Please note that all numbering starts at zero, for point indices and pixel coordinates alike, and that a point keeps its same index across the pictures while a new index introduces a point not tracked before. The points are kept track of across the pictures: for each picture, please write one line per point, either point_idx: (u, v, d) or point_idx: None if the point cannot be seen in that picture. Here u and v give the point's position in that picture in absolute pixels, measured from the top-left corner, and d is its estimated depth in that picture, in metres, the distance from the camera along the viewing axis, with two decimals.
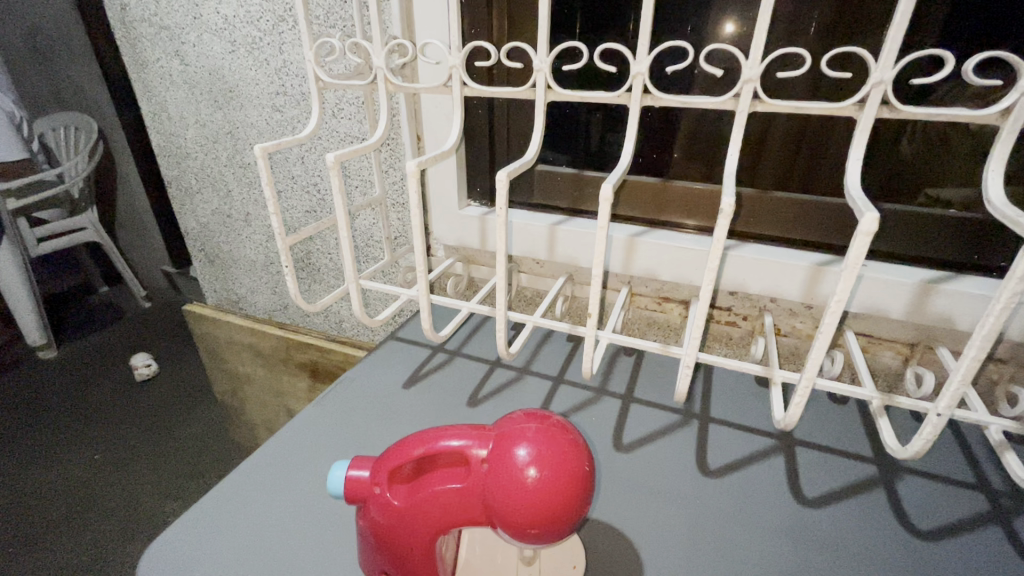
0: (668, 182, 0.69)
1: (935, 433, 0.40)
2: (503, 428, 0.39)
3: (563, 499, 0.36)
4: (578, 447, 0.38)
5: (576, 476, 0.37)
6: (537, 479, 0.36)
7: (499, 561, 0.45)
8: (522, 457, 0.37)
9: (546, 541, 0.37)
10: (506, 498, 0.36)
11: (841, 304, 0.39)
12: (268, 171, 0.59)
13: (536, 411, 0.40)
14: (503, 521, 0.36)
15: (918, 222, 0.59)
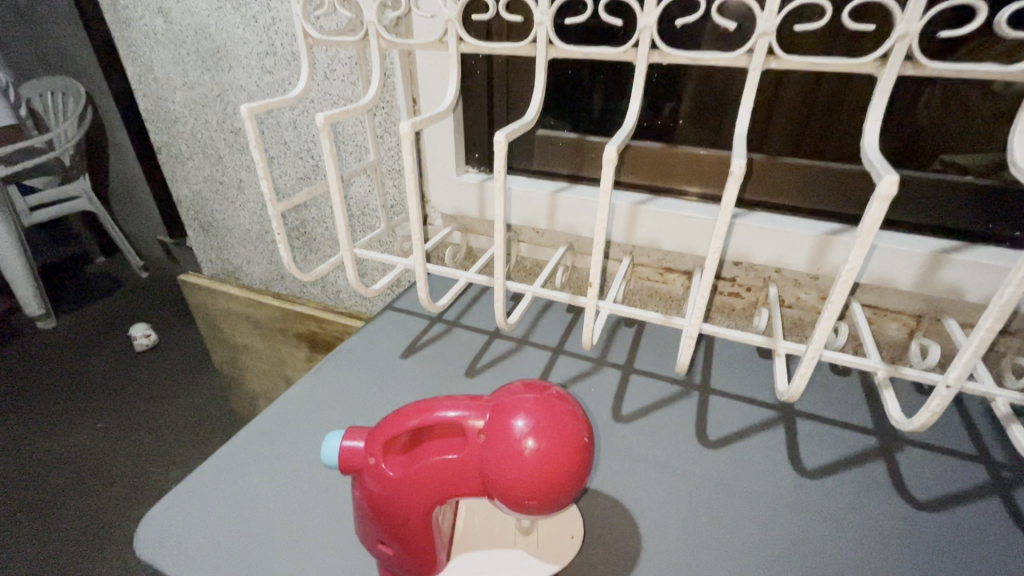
0: (673, 148, 0.67)
1: (943, 406, 0.39)
2: (500, 398, 0.39)
3: (562, 469, 0.35)
4: (577, 417, 0.37)
5: (575, 446, 0.36)
6: (535, 450, 0.35)
7: (497, 530, 0.46)
8: (520, 428, 0.36)
9: (545, 511, 0.37)
10: (504, 469, 0.35)
11: (853, 274, 0.38)
12: (256, 133, 0.56)
13: (534, 381, 0.39)
14: (501, 491, 0.36)
15: (933, 189, 0.57)
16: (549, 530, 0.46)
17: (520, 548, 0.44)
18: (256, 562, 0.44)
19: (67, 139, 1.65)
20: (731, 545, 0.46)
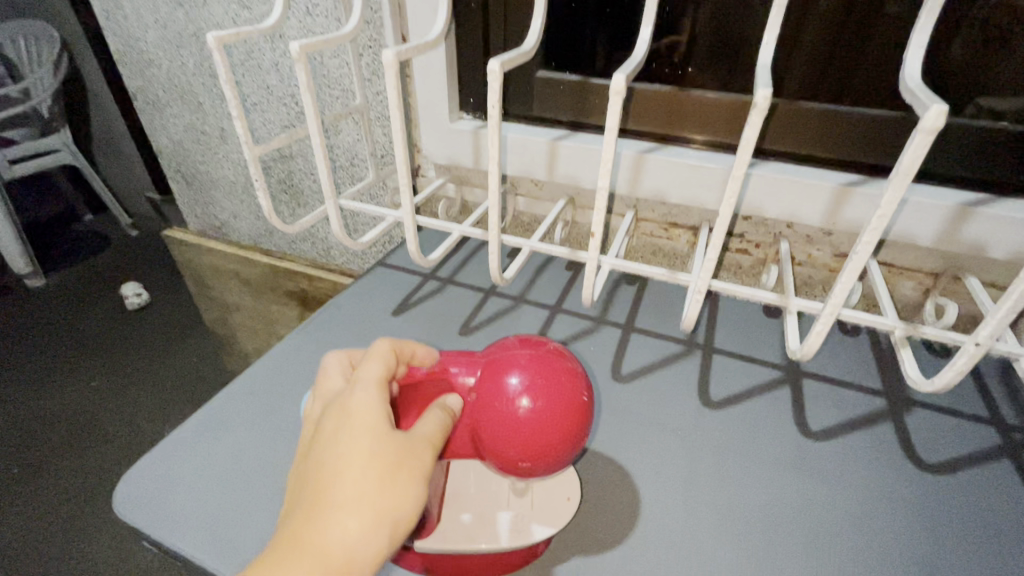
0: (683, 91, 0.62)
1: (970, 365, 0.36)
2: (493, 355, 0.37)
3: (558, 429, 0.33)
4: (578, 376, 0.35)
5: (573, 406, 0.34)
6: (530, 410, 0.33)
7: (492, 491, 0.43)
8: (515, 385, 0.34)
9: (540, 473, 0.35)
10: (496, 428, 0.34)
11: (884, 221, 0.34)
12: (226, 63, 0.54)
13: (532, 337, 0.37)
14: (493, 451, 0.34)
15: (964, 137, 0.53)
16: (545, 490, 0.43)
17: (514, 509, 0.42)
18: (241, 523, 0.42)
19: (41, 89, 1.56)
20: (732, 507, 0.45)
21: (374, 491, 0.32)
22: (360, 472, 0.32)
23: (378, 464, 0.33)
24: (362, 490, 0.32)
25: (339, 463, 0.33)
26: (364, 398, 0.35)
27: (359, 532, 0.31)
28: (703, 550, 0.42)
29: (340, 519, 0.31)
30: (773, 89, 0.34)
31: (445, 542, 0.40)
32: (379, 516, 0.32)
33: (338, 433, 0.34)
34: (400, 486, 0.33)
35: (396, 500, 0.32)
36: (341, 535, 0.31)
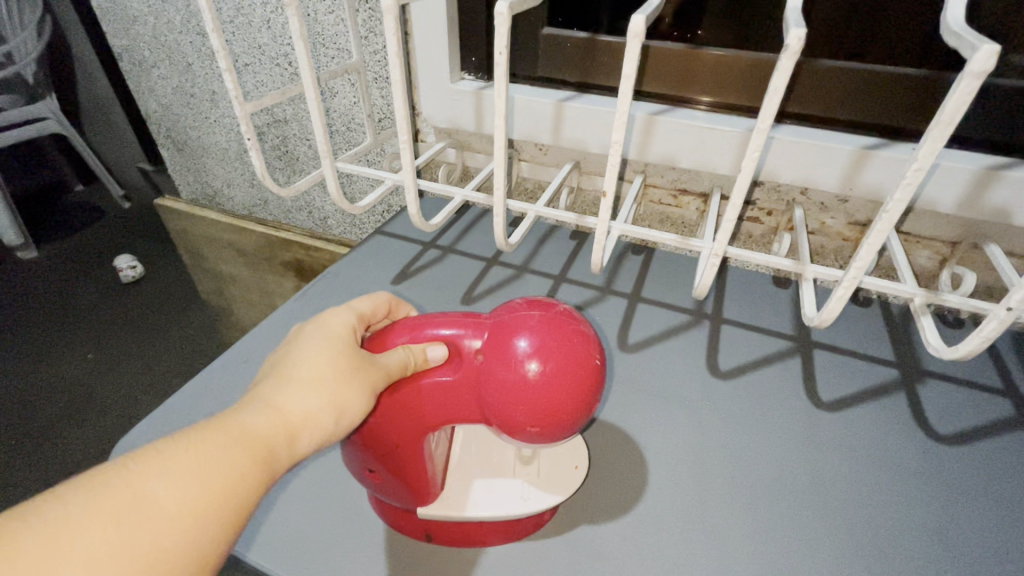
0: (696, 49, 0.59)
1: (998, 331, 0.35)
2: (500, 317, 0.34)
3: (569, 394, 0.31)
4: (590, 340, 0.33)
5: (585, 370, 0.32)
6: (541, 373, 0.31)
7: (497, 461, 0.43)
8: (524, 348, 0.32)
9: (547, 441, 0.33)
10: (503, 392, 0.32)
11: (920, 176, 0.32)
12: (213, 10, 0.51)
13: (540, 300, 0.35)
14: (499, 416, 0.32)
15: (993, 97, 0.50)
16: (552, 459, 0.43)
17: (521, 477, 0.41)
18: None
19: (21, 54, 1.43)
20: (742, 478, 0.44)
21: (335, 369, 0.34)
22: (325, 356, 0.35)
23: (345, 350, 0.35)
24: (324, 370, 0.34)
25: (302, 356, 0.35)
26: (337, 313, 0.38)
27: (316, 403, 0.33)
28: (712, 520, 0.41)
29: (301, 388, 0.33)
30: (807, 30, 0.31)
31: (451, 510, 0.39)
32: (336, 397, 0.33)
33: (314, 328, 0.37)
34: (361, 377, 0.33)
35: (355, 386, 0.33)
36: (299, 402, 0.33)
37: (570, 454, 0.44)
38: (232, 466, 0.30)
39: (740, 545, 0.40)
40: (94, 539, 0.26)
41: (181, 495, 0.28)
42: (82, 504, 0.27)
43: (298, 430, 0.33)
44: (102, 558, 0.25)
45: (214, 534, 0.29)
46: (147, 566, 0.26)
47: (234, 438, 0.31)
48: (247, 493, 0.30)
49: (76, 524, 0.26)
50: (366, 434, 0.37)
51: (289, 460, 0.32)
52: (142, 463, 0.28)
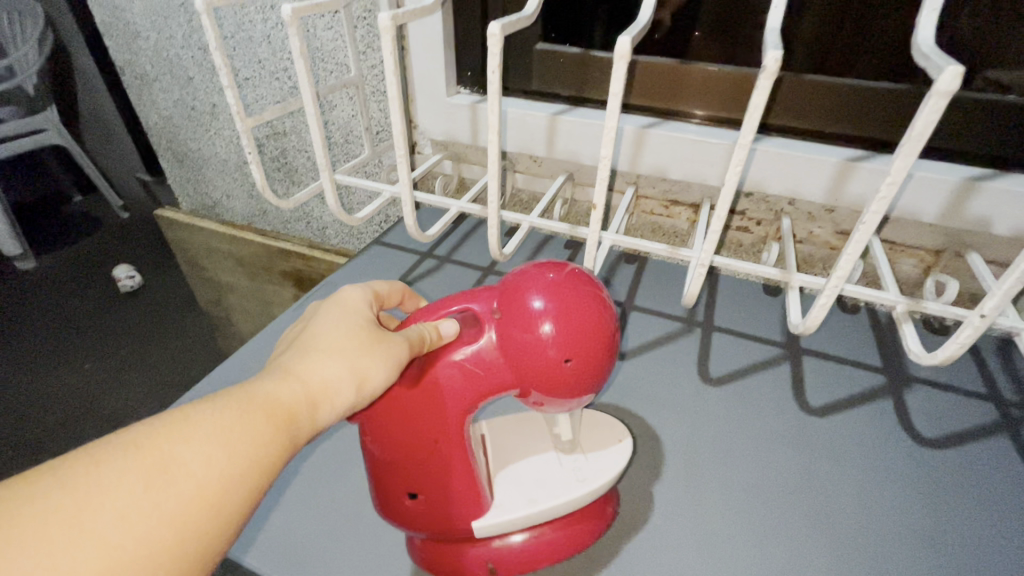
0: (685, 64, 0.61)
1: (974, 337, 0.36)
2: (507, 283, 0.35)
3: (591, 341, 0.32)
4: (599, 291, 0.34)
5: (599, 318, 0.33)
6: (558, 325, 0.32)
7: (538, 455, 0.42)
8: (537, 307, 0.33)
9: (582, 396, 0.34)
10: (530, 353, 0.33)
11: (894, 189, 0.33)
12: (216, 30, 0.53)
13: (539, 262, 0.36)
14: (531, 380, 0.33)
15: (970, 110, 0.52)
16: (591, 443, 0.43)
17: (568, 466, 0.41)
18: None
19: None
20: (731, 483, 0.45)
21: (356, 339, 0.34)
22: (345, 330, 0.35)
23: (364, 324, 0.36)
24: (345, 343, 0.35)
25: (322, 328, 0.36)
26: (355, 291, 0.39)
27: (338, 372, 0.33)
28: (701, 525, 0.42)
29: (322, 357, 0.34)
30: (784, 52, 0.33)
31: (507, 515, 0.38)
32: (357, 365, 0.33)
33: (332, 305, 0.38)
34: (381, 346, 0.34)
35: (375, 354, 0.34)
36: (320, 370, 0.33)
37: (606, 434, 0.44)
38: (254, 430, 0.30)
39: (729, 547, 0.41)
40: (119, 502, 0.25)
41: (205, 457, 0.28)
42: (108, 461, 0.26)
43: (319, 399, 0.32)
44: (127, 514, 0.25)
45: (237, 498, 0.28)
46: (171, 524, 0.26)
47: (256, 403, 0.31)
48: (271, 458, 0.30)
49: (102, 486, 0.26)
50: (402, 437, 0.36)
51: (310, 428, 0.32)
52: (168, 424, 0.28)
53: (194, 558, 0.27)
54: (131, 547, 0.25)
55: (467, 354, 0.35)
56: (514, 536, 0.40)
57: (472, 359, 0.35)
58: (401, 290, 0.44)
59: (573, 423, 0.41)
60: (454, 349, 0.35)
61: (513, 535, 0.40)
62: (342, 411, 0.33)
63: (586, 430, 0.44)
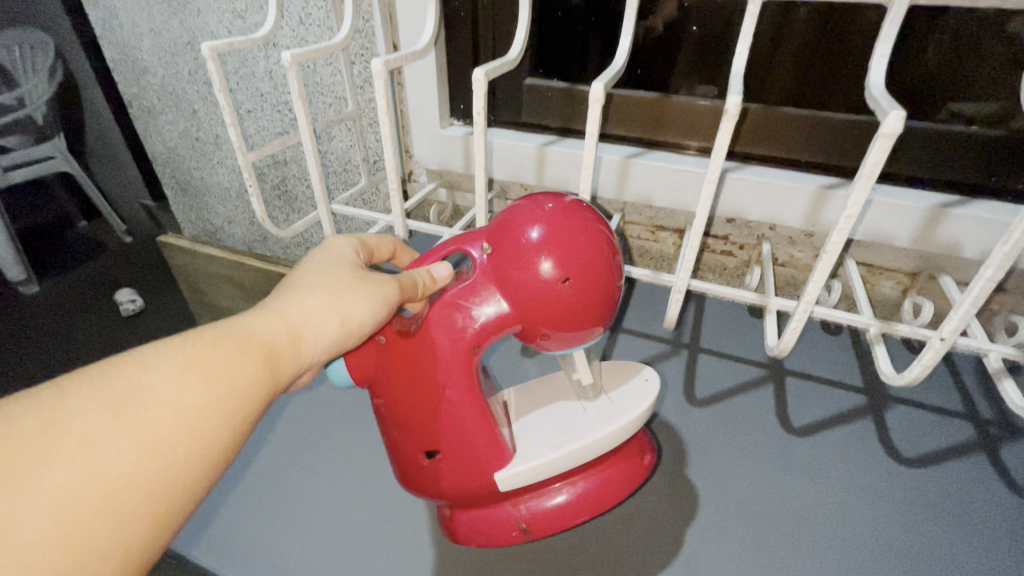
0: (667, 98, 0.64)
1: (935, 360, 0.38)
2: (502, 221, 0.37)
3: (589, 265, 0.34)
4: (593, 217, 0.36)
5: (594, 243, 0.34)
6: (557, 254, 0.34)
7: (563, 408, 0.44)
8: (535, 237, 0.34)
9: (587, 326, 0.35)
10: (531, 282, 0.34)
11: (851, 222, 0.36)
12: (220, 74, 0.56)
13: (533, 197, 0.37)
14: (535, 310, 0.35)
15: (936, 140, 0.55)
16: (614, 390, 0.45)
17: (593, 411, 0.42)
18: None
19: None
20: (714, 503, 0.46)
21: (338, 281, 0.37)
22: (326, 275, 0.37)
23: (347, 270, 0.38)
24: (326, 285, 0.36)
25: (304, 274, 0.38)
26: (342, 243, 0.42)
27: (318, 309, 0.35)
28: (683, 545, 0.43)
29: (302, 297, 0.35)
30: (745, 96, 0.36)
31: (530, 458, 0.39)
32: (341, 304, 0.35)
33: (316, 255, 0.40)
34: (366, 288, 0.37)
35: (356, 294, 0.36)
36: (301, 308, 0.35)
37: (625, 380, 0.45)
38: (232, 362, 0.31)
39: (708, 568, 0.42)
40: (90, 423, 0.26)
41: (178, 388, 0.28)
42: (81, 393, 0.27)
43: (300, 333, 0.34)
44: (96, 442, 0.26)
45: (221, 423, 0.29)
46: (148, 448, 0.27)
47: (234, 337, 0.32)
48: (252, 387, 0.31)
49: (75, 410, 0.26)
50: (417, 381, 0.38)
51: (292, 360, 0.33)
52: (140, 358, 0.29)
53: (180, 480, 0.28)
54: (110, 470, 0.26)
55: (471, 292, 0.37)
56: (556, 496, 0.42)
57: (476, 296, 0.37)
58: (392, 243, 0.46)
59: (591, 366, 0.43)
60: (458, 289, 0.37)
61: (555, 496, 0.42)
62: (322, 346, 0.35)
63: (608, 381, 0.46)
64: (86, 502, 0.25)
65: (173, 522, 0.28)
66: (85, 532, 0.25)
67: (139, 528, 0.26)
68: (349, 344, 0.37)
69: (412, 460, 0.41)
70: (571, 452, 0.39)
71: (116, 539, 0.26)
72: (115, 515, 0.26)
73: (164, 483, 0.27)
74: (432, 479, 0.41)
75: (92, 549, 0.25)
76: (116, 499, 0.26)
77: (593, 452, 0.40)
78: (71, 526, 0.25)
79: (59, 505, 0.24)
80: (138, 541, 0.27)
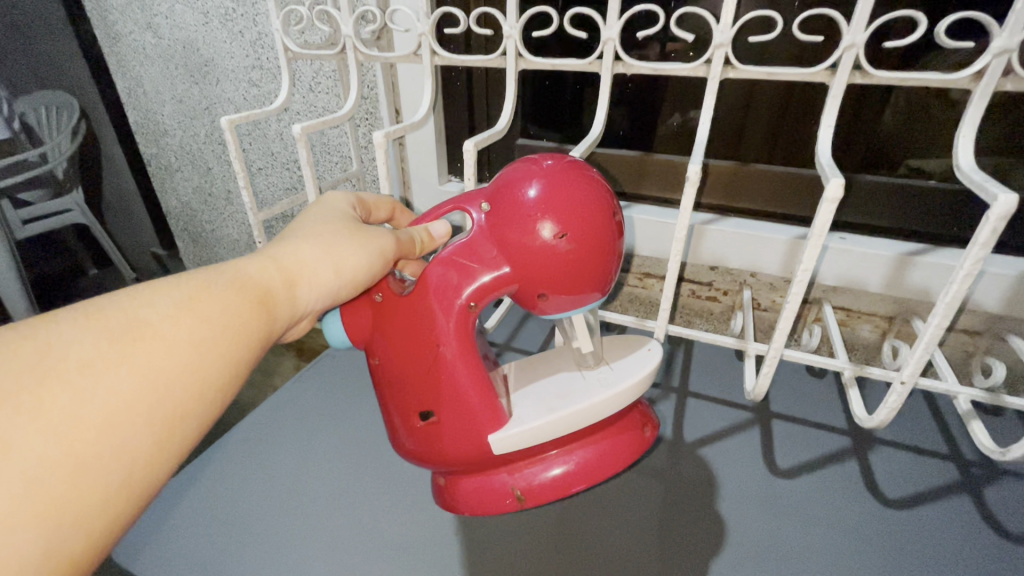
0: (649, 155, 0.69)
1: (900, 403, 0.41)
2: (499, 181, 0.36)
3: (588, 223, 0.33)
4: (592, 174, 0.35)
5: (596, 201, 0.34)
6: (557, 212, 0.33)
7: (563, 376, 0.42)
8: (534, 196, 0.33)
9: (585, 288, 0.34)
10: (529, 239, 0.33)
11: (808, 274, 0.40)
12: (236, 142, 0.61)
13: (534, 155, 0.37)
14: (532, 267, 0.34)
15: (899, 194, 0.59)
16: (616, 359, 0.43)
17: (592, 378, 0.41)
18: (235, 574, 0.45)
19: (55, 155, 0.96)
20: (701, 546, 0.47)
21: (333, 231, 0.37)
22: (320, 225, 0.38)
23: (342, 222, 0.38)
24: (319, 235, 0.37)
25: (300, 225, 0.38)
26: (337, 200, 0.42)
27: (312, 256, 0.35)
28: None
29: (298, 245, 0.35)
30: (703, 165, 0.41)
31: (525, 424, 0.38)
32: (336, 252, 0.36)
33: (312, 209, 0.40)
34: (361, 239, 0.37)
35: (352, 244, 0.36)
36: (297, 253, 0.35)
37: (631, 350, 0.44)
38: (226, 301, 0.30)
39: None
40: (87, 349, 0.25)
41: (176, 321, 0.28)
42: (71, 327, 0.26)
43: (295, 279, 0.34)
44: (96, 367, 0.25)
45: (219, 359, 0.29)
46: (146, 378, 0.26)
47: (229, 279, 0.32)
48: (247, 326, 0.31)
49: (72, 338, 0.26)
50: (415, 346, 0.37)
51: (286, 304, 0.33)
52: (130, 296, 0.28)
53: (180, 413, 0.27)
54: (108, 397, 0.25)
55: (468, 250, 0.36)
56: (553, 468, 0.41)
57: (472, 254, 0.36)
58: (389, 204, 0.47)
59: (591, 336, 0.42)
60: (455, 246, 0.36)
61: (552, 467, 0.41)
62: (317, 292, 0.35)
63: (611, 352, 0.44)
64: (87, 429, 0.24)
65: (176, 454, 0.27)
66: (90, 458, 0.24)
67: (141, 458, 0.26)
68: (344, 296, 0.37)
69: (406, 421, 0.40)
70: (566, 419, 0.38)
71: (119, 467, 0.25)
72: (118, 442, 0.25)
73: (163, 413, 0.26)
74: (427, 441, 0.40)
75: (96, 476, 0.24)
76: (118, 426, 0.25)
77: (588, 420, 0.39)
78: (73, 451, 0.24)
79: (58, 430, 0.23)
80: (141, 472, 0.26)
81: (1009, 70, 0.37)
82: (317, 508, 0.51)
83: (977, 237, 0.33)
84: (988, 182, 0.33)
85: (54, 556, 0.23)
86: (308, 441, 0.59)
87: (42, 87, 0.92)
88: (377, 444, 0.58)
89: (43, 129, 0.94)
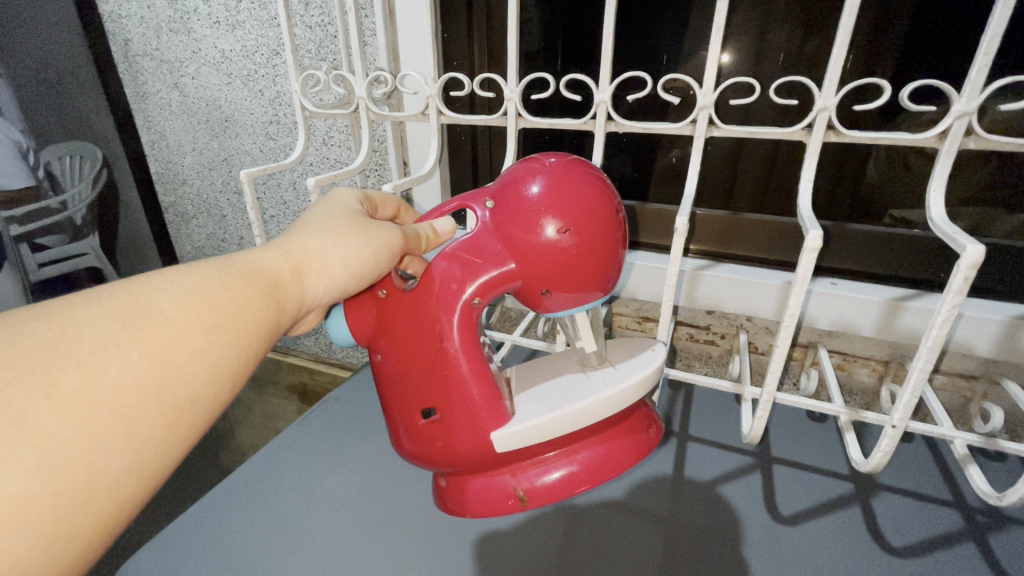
0: (644, 204, 0.72)
1: (892, 446, 0.42)
2: (505, 180, 0.37)
3: (590, 218, 0.34)
4: (596, 173, 0.36)
5: (599, 198, 0.35)
6: (560, 206, 0.34)
7: (566, 375, 0.41)
8: (538, 193, 0.35)
9: (587, 285, 0.35)
10: (531, 233, 0.34)
11: (794, 318, 0.42)
12: (253, 193, 0.65)
13: (536, 156, 0.38)
14: (534, 261, 0.35)
15: (884, 242, 0.62)
16: (621, 360, 0.42)
17: (597, 375, 0.40)
18: None
19: (76, 202, 0.99)
20: None
21: (341, 226, 0.37)
22: (329, 218, 0.38)
23: (350, 215, 0.39)
24: (329, 228, 0.37)
25: (310, 217, 0.38)
26: (346, 193, 0.42)
27: (321, 248, 0.35)
28: None
29: (307, 237, 0.36)
30: (690, 218, 0.44)
31: (526, 421, 0.36)
32: (345, 246, 0.36)
33: (320, 204, 0.40)
34: (369, 234, 0.37)
35: (361, 239, 0.36)
36: (305, 245, 0.35)
37: (636, 351, 0.43)
38: (238, 292, 0.30)
39: None
40: (98, 332, 0.25)
41: (187, 308, 0.28)
42: (85, 308, 0.26)
43: (303, 271, 0.34)
44: (108, 350, 0.25)
45: (231, 347, 0.29)
46: (156, 361, 0.26)
47: (240, 268, 0.32)
48: (257, 317, 0.31)
49: (85, 319, 0.25)
50: (418, 340, 0.38)
51: (295, 294, 0.34)
52: (142, 280, 0.28)
53: (190, 400, 0.27)
54: (120, 378, 0.25)
55: (471, 246, 0.37)
56: (552, 472, 0.39)
57: (476, 249, 0.36)
58: (395, 202, 0.46)
59: (594, 334, 0.41)
60: (459, 242, 0.37)
61: (552, 470, 0.39)
62: (325, 282, 0.35)
63: (616, 354, 0.43)
64: (98, 408, 0.24)
65: (186, 439, 0.27)
66: (101, 435, 0.24)
67: (151, 439, 0.26)
68: (352, 290, 0.37)
69: (408, 420, 0.39)
70: (570, 415, 0.36)
71: (130, 448, 0.25)
72: (129, 423, 0.25)
73: (171, 399, 0.26)
74: (427, 441, 0.39)
75: (109, 454, 0.24)
76: (129, 408, 0.25)
77: (592, 418, 0.37)
78: (86, 428, 0.24)
79: (71, 407, 0.23)
80: (150, 454, 0.26)
81: (972, 131, 0.40)
82: (317, 554, 0.51)
83: (951, 284, 0.35)
84: (959, 233, 0.36)
85: (64, 528, 0.23)
86: (309, 484, 0.59)
87: (68, 137, 0.97)
88: (378, 488, 0.58)
89: (66, 178, 0.97)
